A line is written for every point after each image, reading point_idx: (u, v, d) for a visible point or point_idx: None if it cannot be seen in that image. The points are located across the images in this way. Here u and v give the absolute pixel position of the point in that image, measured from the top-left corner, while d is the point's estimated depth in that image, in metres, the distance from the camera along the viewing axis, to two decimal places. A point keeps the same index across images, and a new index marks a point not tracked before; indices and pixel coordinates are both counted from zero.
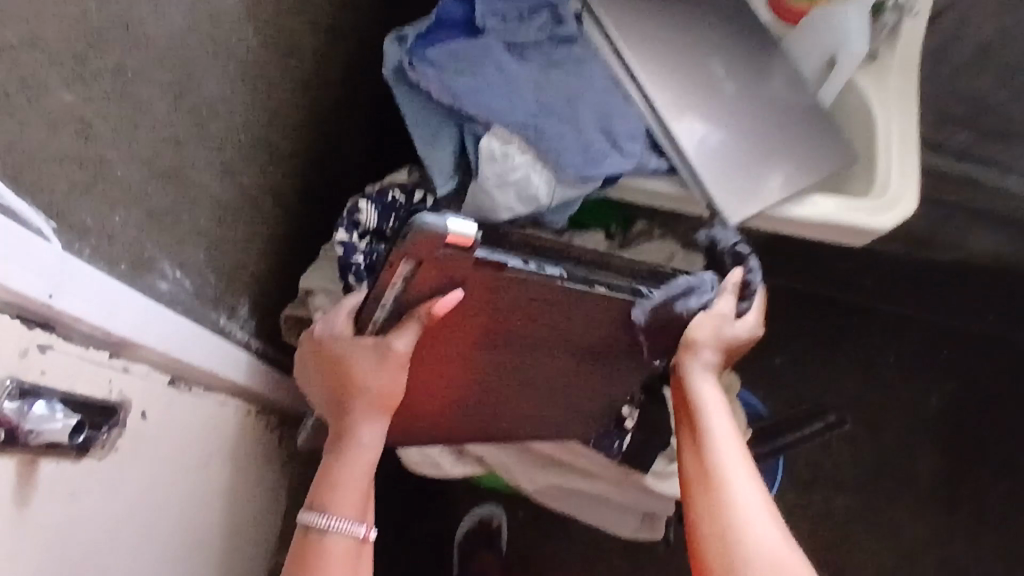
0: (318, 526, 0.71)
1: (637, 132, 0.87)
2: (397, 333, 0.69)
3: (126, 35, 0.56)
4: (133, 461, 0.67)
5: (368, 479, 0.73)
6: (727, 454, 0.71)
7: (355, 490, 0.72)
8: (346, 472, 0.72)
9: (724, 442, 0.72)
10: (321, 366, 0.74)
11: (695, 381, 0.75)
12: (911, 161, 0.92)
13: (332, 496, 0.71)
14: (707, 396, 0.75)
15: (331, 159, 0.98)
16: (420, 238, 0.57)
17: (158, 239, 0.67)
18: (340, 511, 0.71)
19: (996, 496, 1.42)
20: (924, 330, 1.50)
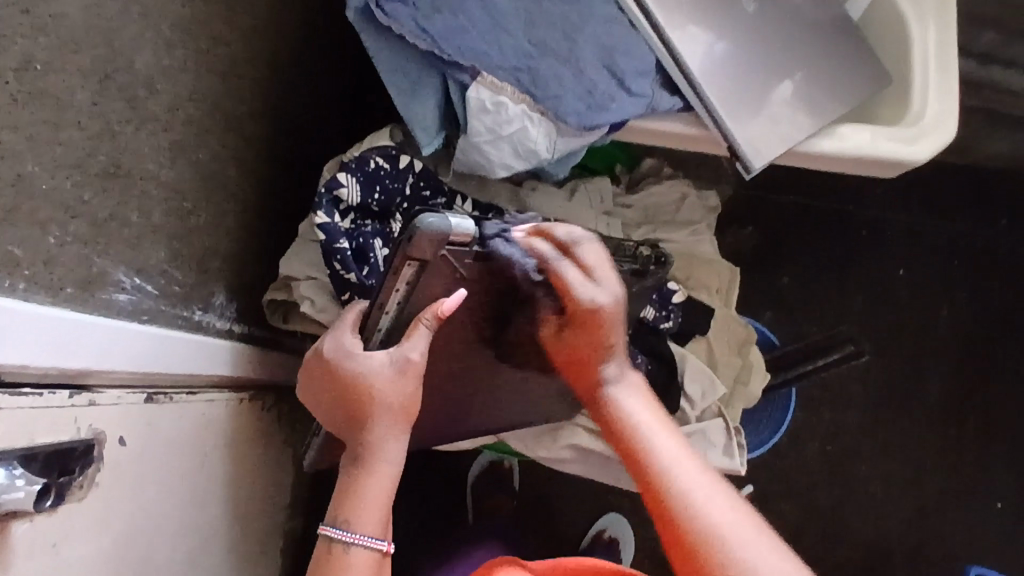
0: (337, 548, 0.61)
1: (645, 68, 0.76)
2: (410, 342, 0.65)
3: (26, 20, 0.45)
4: (117, 495, 0.60)
5: (391, 492, 0.64)
6: (674, 461, 0.59)
7: (377, 507, 0.63)
8: (365, 486, 0.63)
9: (664, 446, 0.62)
10: (325, 383, 0.66)
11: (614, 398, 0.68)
12: (949, 79, 0.82)
13: (350, 514, 0.62)
14: (634, 413, 0.66)
15: (295, 112, 0.87)
16: (423, 240, 0.58)
17: (105, 248, 0.57)
18: (362, 528, 0.62)
19: (1005, 399, 1.41)
20: (935, 237, 1.44)
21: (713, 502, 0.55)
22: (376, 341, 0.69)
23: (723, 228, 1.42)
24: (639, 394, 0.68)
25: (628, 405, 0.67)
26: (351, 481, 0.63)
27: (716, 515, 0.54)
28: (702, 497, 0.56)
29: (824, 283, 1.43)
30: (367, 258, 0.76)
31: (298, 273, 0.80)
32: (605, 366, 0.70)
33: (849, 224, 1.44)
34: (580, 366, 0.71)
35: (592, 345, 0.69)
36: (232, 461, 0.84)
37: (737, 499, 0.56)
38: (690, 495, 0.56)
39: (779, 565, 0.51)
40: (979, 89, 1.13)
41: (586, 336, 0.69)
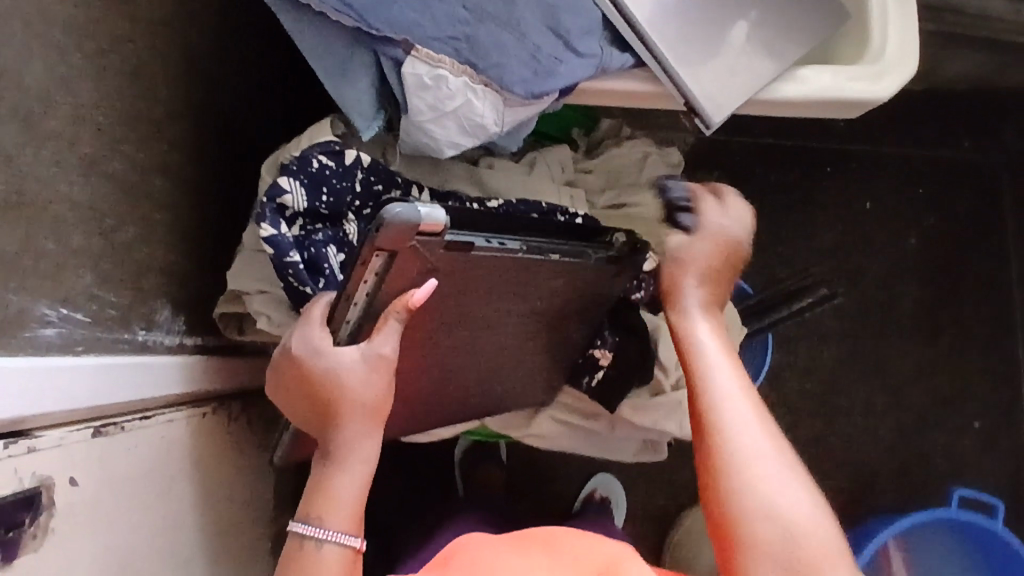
0: (305, 546, 0.59)
1: (592, 25, 0.71)
2: (381, 337, 0.62)
3: None
4: (76, 540, 0.57)
5: (364, 487, 0.62)
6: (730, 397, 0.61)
7: (349, 501, 0.61)
8: (339, 481, 0.61)
9: (716, 377, 0.63)
10: (298, 381, 0.64)
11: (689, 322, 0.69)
12: (909, 14, 0.79)
13: (323, 509, 0.60)
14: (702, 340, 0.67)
15: (222, 105, 0.81)
16: (398, 228, 0.53)
17: (21, 284, 0.53)
18: (334, 525, 0.60)
19: (977, 321, 1.42)
20: (899, 165, 1.43)
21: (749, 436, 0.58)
22: (344, 333, 0.65)
23: (689, 174, 1.39)
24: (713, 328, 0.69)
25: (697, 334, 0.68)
26: (325, 474, 0.62)
27: (746, 442, 0.58)
28: (742, 426, 0.59)
29: (794, 221, 1.41)
30: (321, 269, 0.71)
31: (247, 286, 0.75)
32: (703, 294, 0.71)
33: (813, 160, 1.42)
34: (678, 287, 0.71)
35: (695, 263, 0.71)
36: (202, 475, 0.81)
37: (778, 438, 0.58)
38: (729, 423, 0.59)
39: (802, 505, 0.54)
40: (937, 14, 1.10)
41: (696, 255, 0.72)
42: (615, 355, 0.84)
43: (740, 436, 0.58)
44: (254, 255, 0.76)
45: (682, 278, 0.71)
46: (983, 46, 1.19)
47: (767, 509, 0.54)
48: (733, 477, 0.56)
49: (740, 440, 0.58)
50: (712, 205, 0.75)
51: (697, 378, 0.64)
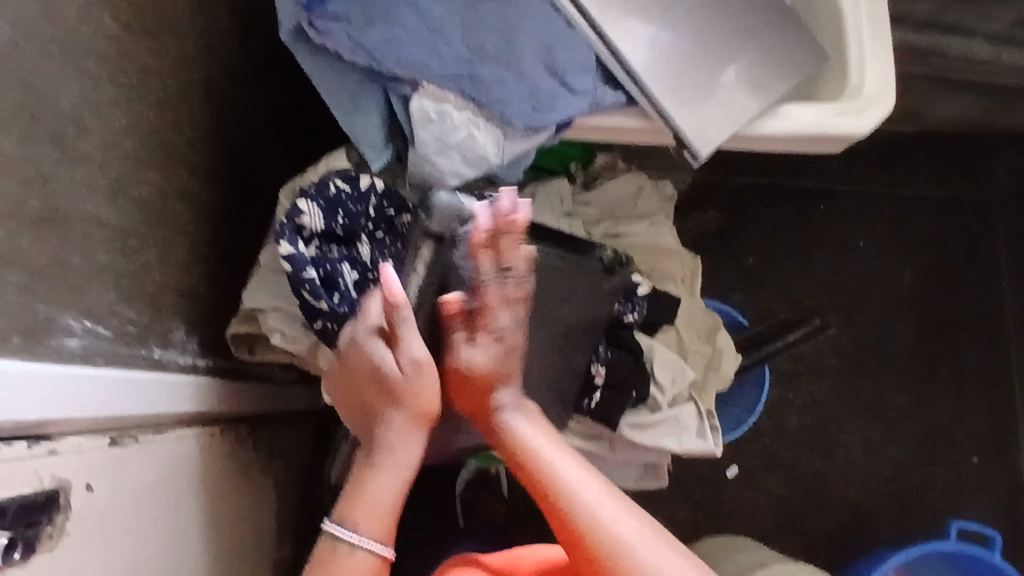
0: (337, 550, 0.63)
1: (587, 65, 0.76)
2: (411, 341, 0.66)
3: None
4: (88, 544, 0.59)
5: (399, 494, 0.66)
6: (575, 476, 0.66)
7: (383, 507, 0.65)
8: (375, 486, 0.65)
9: (561, 463, 0.67)
10: (356, 374, 0.69)
11: (508, 424, 0.70)
12: (886, 52, 0.84)
13: (358, 515, 0.64)
14: (528, 437, 0.69)
15: (238, 139, 0.86)
16: (446, 206, 0.77)
17: (48, 295, 0.56)
18: (364, 530, 0.63)
19: (975, 354, 1.44)
20: (890, 203, 1.47)
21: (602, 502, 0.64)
22: None
23: (686, 212, 1.44)
24: (533, 421, 0.71)
25: (514, 428, 0.70)
26: (364, 476, 0.66)
27: (621, 534, 0.62)
28: (593, 498, 0.64)
29: (789, 258, 1.45)
30: (336, 285, 0.75)
31: (264, 305, 0.79)
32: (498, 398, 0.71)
33: (806, 199, 1.47)
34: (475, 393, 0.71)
35: (498, 372, 0.70)
36: (209, 493, 0.83)
37: (632, 508, 0.64)
38: (597, 513, 0.63)
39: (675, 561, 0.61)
40: (921, 55, 1.17)
41: (475, 370, 0.70)
42: (610, 371, 0.86)
43: (609, 528, 0.62)
44: (269, 277, 0.80)
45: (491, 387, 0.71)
46: (966, 88, 1.25)
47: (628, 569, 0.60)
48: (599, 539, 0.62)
49: (615, 532, 0.62)
50: (498, 302, 0.68)
51: (537, 470, 0.67)
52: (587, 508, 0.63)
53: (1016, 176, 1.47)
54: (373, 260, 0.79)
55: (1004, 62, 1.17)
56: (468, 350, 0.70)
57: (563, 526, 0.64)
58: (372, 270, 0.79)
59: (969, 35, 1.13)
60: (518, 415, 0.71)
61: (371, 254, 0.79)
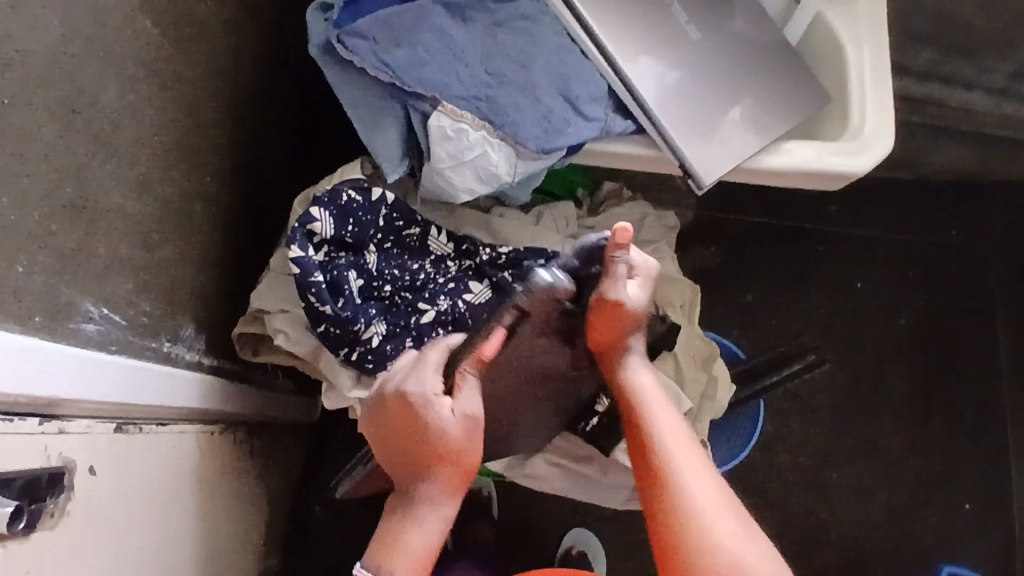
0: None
1: (598, 94, 0.80)
2: (466, 399, 0.70)
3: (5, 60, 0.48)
4: (87, 526, 0.60)
5: (432, 548, 0.68)
6: (674, 440, 0.72)
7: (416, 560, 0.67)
8: (410, 538, 0.68)
9: (664, 421, 0.74)
10: (399, 424, 0.71)
11: (629, 371, 0.78)
12: (886, 96, 0.87)
13: (392, 564, 0.67)
14: (643, 385, 0.77)
15: (258, 147, 0.89)
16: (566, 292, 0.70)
17: (72, 278, 0.59)
18: None
19: (968, 402, 1.45)
20: (888, 249, 1.50)
21: (689, 467, 0.70)
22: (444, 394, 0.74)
23: (687, 246, 1.47)
24: (649, 370, 0.79)
25: (636, 376, 0.78)
26: (400, 528, 0.68)
27: (699, 499, 0.68)
28: (684, 463, 0.70)
29: (788, 297, 1.48)
30: (341, 290, 0.78)
31: (270, 306, 0.81)
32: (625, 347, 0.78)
33: (805, 241, 1.50)
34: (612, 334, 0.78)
35: (642, 314, 0.77)
36: (204, 492, 0.84)
37: (714, 476, 0.70)
38: (683, 474, 0.69)
39: (744, 532, 0.66)
40: (919, 105, 1.23)
41: (635, 309, 0.76)
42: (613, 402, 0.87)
43: (693, 493, 0.68)
44: (277, 278, 0.82)
45: (632, 333, 0.78)
46: (965, 138, 1.30)
47: (702, 528, 0.66)
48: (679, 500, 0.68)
49: (692, 492, 0.68)
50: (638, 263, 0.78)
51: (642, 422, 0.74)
52: (677, 473, 0.69)
53: (1012, 228, 1.51)
54: (379, 269, 0.81)
55: (1003, 116, 1.23)
56: (627, 290, 0.76)
57: (651, 472, 0.71)
58: (377, 278, 0.81)
59: (968, 88, 1.18)
60: (640, 363, 0.78)
61: (377, 263, 0.82)
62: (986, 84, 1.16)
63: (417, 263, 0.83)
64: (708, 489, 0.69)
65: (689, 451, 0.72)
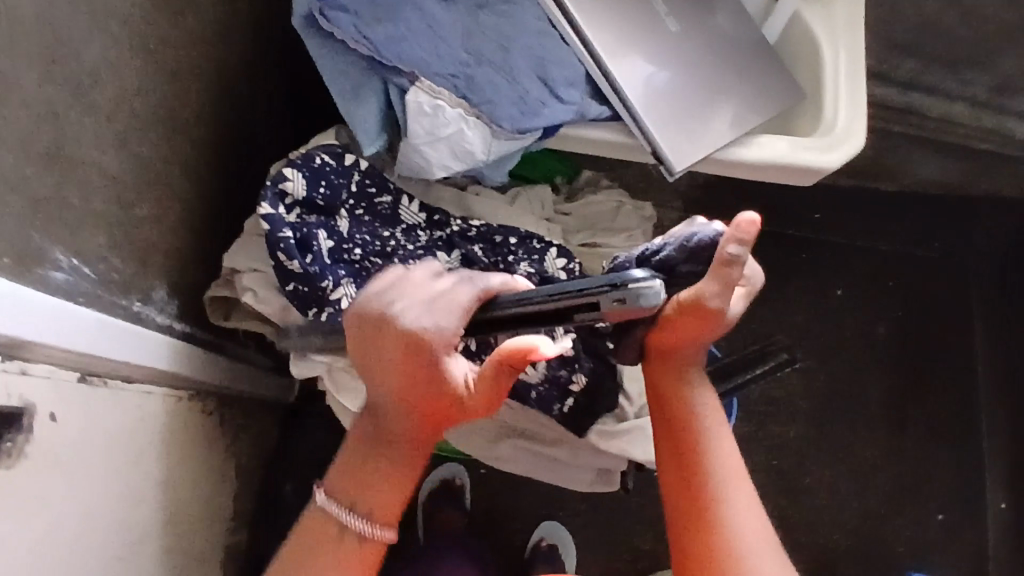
0: (335, 524, 0.66)
1: (575, 79, 0.81)
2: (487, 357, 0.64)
3: None
4: (47, 469, 0.61)
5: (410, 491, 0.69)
6: (727, 469, 0.74)
7: (391, 501, 0.67)
8: (394, 483, 0.67)
9: (718, 448, 0.75)
10: (406, 367, 0.62)
11: (692, 389, 0.77)
12: (859, 95, 0.89)
13: (377, 506, 0.67)
14: (702, 406, 0.77)
15: (241, 120, 0.91)
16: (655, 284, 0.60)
17: (45, 226, 0.60)
18: (378, 524, 0.66)
19: (943, 413, 1.47)
20: (868, 258, 1.52)
21: (739, 501, 0.73)
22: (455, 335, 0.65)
23: None
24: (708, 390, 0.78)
25: (697, 396, 0.77)
26: (381, 469, 0.67)
27: (746, 534, 0.72)
28: (734, 495, 0.73)
29: (767, 303, 1.49)
30: (310, 247, 0.79)
31: (242, 265, 0.84)
32: (686, 357, 0.76)
33: (787, 246, 1.52)
34: (678, 340, 0.73)
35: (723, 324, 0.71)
36: (170, 455, 0.85)
37: (759, 510, 0.74)
38: (734, 508, 0.73)
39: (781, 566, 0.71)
40: (902, 114, 1.21)
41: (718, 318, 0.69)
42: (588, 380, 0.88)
43: (741, 527, 0.72)
44: (252, 241, 0.85)
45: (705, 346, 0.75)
46: (946, 154, 1.28)
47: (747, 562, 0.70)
48: (727, 534, 0.71)
49: (740, 527, 0.72)
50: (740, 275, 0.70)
51: (697, 446, 0.75)
52: (728, 507, 0.73)
53: None
54: (350, 232, 0.83)
55: (986, 130, 1.20)
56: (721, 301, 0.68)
57: (702, 501, 0.73)
58: (347, 241, 0.83)
59: (949, 99, 1.16)
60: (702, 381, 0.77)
61: (348, 228, 0.83)
62: (968, 95, 1.15)
63: (388, 230, 0.85)
64: (754, 524, 0.72)
65: (740, 481, 0.75)
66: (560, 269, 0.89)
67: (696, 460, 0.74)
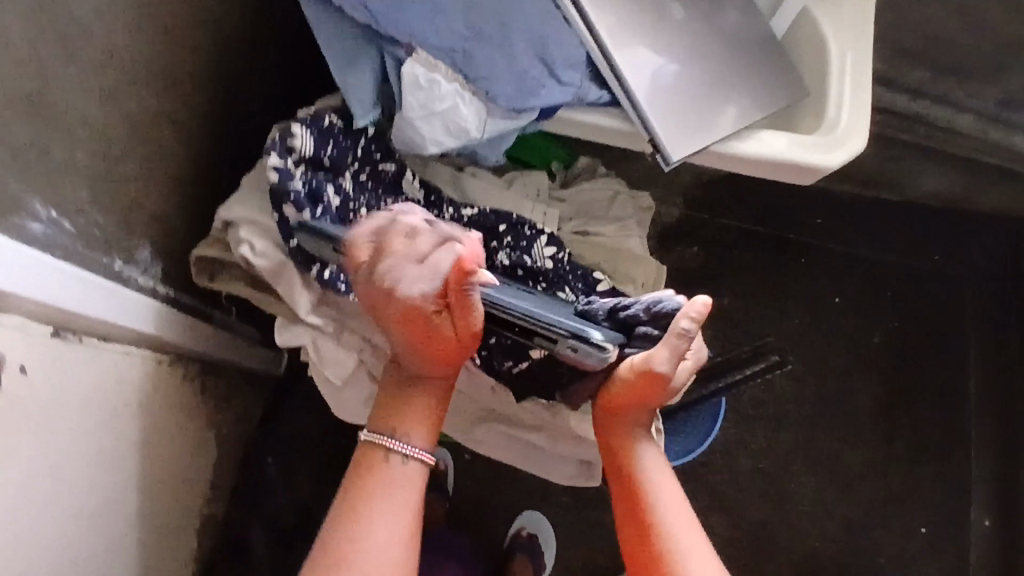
0: (383, 453, 0.74)
1: (576, 60, 0.80)
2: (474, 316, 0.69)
3: None
4: (16, 422, 0.60)
5: (439, 416, 0.78)
6: (677, 524, 0.76)
7: (427, 423, 0.76)
8: (423, 412, 0.76)
9: (668, 505, 0.77)
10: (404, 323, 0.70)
11: (637, 451, 0.80)
12: (863, 94, 0.87)
13: (413, 428, 0.76)
14: (648, 467, 0.79)
15: (237, 86, 0.90)
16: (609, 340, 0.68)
17: (24, 174, 0.59)
18: (419, 444, 0.75)
19: (933, 428, 1.45)
20: (868, 267, 1.50)
21: (693, 554, 0.74)
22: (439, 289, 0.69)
23: (669, 247, 1.47)
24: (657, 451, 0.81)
25: (643, 456, 0.80)
26: (413, 399, 0.76)
27: None
28: (689, 548, 0.74)
29: (762, 306, 1.48)
30: (320, 200, 0.79)
31: (238, 218, 0.82)
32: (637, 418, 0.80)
33: (786, 252, 1.50)
34: (624, 403, 0.78)
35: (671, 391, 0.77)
36: (148, 419, 0.84)
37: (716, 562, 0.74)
38: (687, 561, 0.73)
39: None
40: (909, 123, 1.19)
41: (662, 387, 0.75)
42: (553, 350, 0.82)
43: None
44: (249, 194, 0.84)
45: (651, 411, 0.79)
46: (951, 166, 1.27)
47: None
48: None
49: None
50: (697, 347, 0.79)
51: (645, 506, 0.77)
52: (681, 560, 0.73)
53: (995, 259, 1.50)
54: (355, 193, 0.83)
55: (991, 142, 1.18)
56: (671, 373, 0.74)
57: (655, 556, 0.74)
58: (352, 201, 0.83)
59: (955, 109, 1.14)
60: (647, 444, 0.81)
61: (352, 191, 0.83)
62: (975, 107, 1.13)
63: (390, 199, 0.86)
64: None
65: (695, 534, 0.75)
66: (548, 258, 0.88)
67: (643, 521, 0.76)
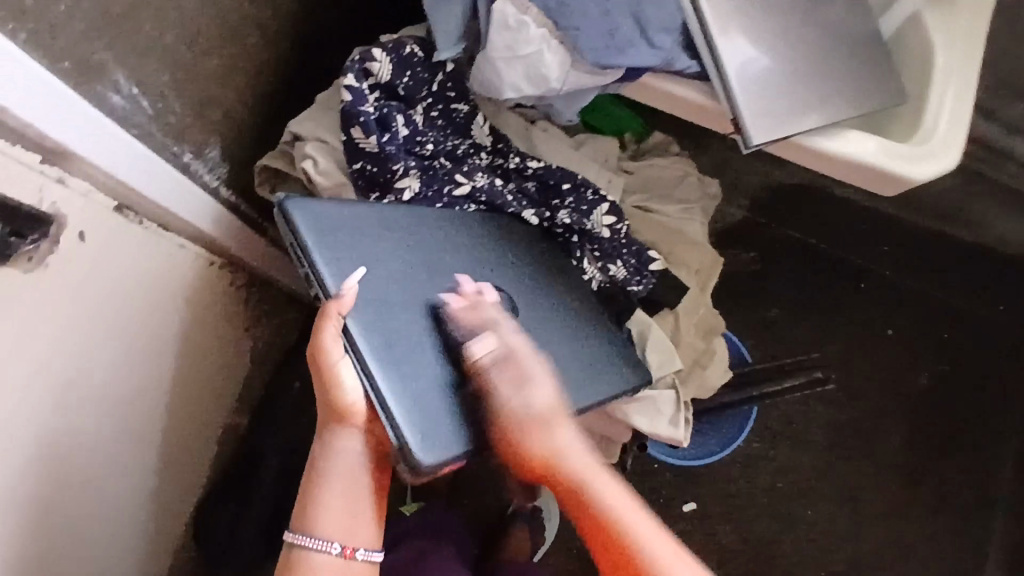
0: (302, 560, 0.70)
1: (671, 24, 0.77)
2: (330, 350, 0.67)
3: None
4: (62, 279, 0.62)
5: (348, 500, 0.71)
6: (651, 536, 0.69)
7: (337, 516, 0.71)
8: (326, 494, 0.71)
9: (634, 515, 0.70)
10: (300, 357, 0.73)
11: (593, 480, 0.72)
12: (963, 111, 0.83)
13: (316, 521, 0.70)
14: (608, 491, 0.72)
15: (328, 6, 0.89)
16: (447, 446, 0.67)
17: (113, 43, 0.60)
18: (320, 534, 0.70)
19: (968, 481, 1.38)
20: (932, 304, 1.44)
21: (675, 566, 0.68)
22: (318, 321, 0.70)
23: (727, 247, 1.43)
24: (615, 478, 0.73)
25: (601, 484, 0.72)
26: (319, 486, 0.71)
27: None
28: (671, 559, 0.68)
29: (811, 323, 1.43)
30: (388, 127, 0.79)
31: (307, 133, 0.83)
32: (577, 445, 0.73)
33: (846, 273, 1.45)
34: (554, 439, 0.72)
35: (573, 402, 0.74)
36: (191, 315, 0.85)
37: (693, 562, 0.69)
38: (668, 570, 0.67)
39: None
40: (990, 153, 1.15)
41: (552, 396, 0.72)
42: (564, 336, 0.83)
43: None
44: (321, 112, 0.84)
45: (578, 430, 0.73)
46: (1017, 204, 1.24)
47: None
48: None
49: None
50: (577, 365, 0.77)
51: (616, 529, 0.70)
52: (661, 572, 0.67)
53: None
54: (424, 128, 0.83)
55: None
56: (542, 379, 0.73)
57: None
58: (421, 135, 0.82)
59: None
60: (603, 469, 0.73)
61: (421, 125, 0.83)
62: None
63: (458, 139, 0.85)
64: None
65: (666, 542, 0.69)
66: (606, 227, 0.86)
67: (617, 546, 0.69)
